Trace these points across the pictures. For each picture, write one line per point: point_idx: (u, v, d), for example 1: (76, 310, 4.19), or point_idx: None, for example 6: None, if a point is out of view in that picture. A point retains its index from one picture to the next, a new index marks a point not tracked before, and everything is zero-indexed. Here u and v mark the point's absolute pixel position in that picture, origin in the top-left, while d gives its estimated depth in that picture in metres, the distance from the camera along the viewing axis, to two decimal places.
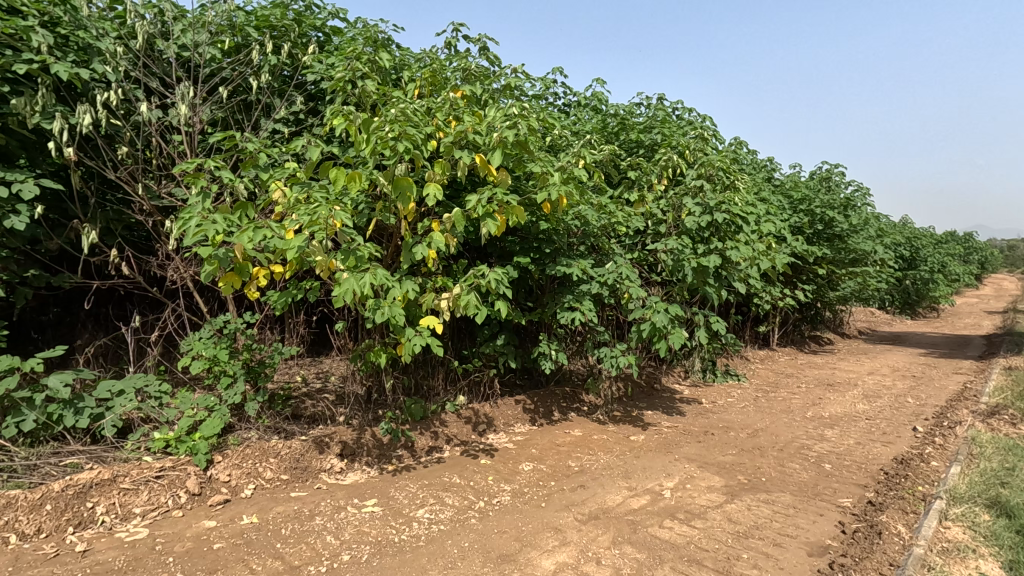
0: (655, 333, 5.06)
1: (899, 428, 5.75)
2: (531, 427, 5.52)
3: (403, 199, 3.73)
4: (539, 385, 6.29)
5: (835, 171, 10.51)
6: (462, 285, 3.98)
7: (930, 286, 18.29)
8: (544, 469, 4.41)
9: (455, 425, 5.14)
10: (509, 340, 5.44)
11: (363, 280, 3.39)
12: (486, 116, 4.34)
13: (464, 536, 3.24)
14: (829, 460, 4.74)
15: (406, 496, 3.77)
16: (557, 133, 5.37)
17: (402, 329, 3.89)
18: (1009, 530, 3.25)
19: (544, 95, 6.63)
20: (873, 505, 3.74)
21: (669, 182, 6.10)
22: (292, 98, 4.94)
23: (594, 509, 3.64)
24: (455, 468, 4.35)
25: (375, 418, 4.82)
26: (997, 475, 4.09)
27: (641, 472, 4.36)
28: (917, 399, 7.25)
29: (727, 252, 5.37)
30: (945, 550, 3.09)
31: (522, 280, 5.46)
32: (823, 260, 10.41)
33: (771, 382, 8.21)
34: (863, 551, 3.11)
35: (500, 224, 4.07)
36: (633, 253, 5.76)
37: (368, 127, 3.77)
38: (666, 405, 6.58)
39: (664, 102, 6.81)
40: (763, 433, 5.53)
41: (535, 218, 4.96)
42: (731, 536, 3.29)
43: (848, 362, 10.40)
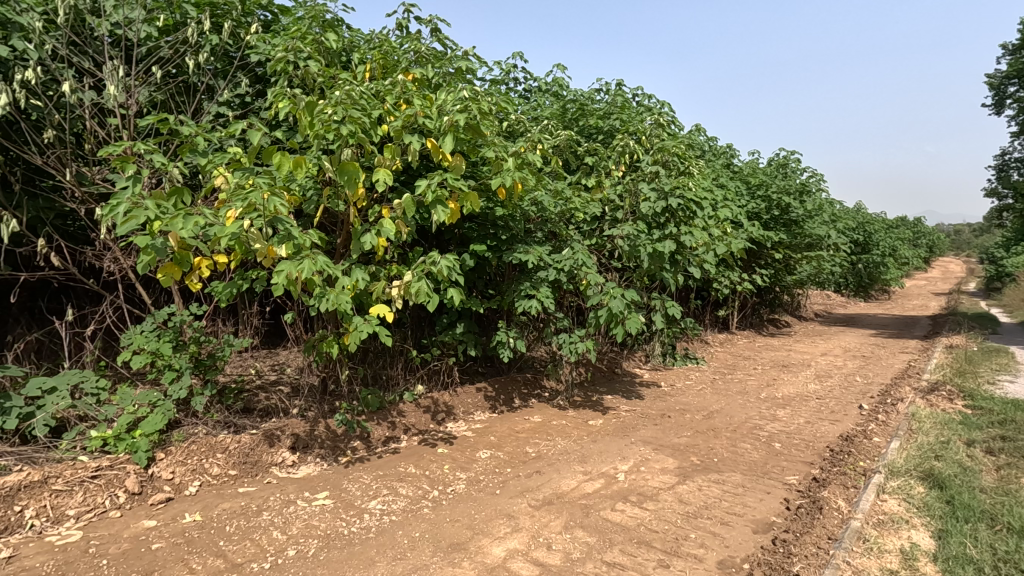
0: (613, 318, 5.07)
1: (846, 407, 5.98)
2: (491, 414, 5.50)
3: (350, 183, 3.59)
4: (500, 373, 6.30)
5: (791, 157, 10.78)
6: (413, 272, 3.88)
7: (882, 268, 19.05)
8: (501, 456, 4.41)
9: (414, 414, 5.09)
10: (468, 327, 5.41)
11: (302, 266, 3.24)
12: (437, 99, 4.25)
13: (415, 526, 3.21)
14: (779, 440, 4.88)
15: (359, 488, 3.71)
16: (514, 118, 5.32)
17: (351, 317, 3.78)
18: (940, 500, 3.41)
19: (503, 80, 6.58)
20: (816, 481, 3.87)
21: (627, 168, 6.12)
22: (237, 80, 4.74)
23: (548, 495, 3.66)
24: (411, 458, 4.31)
25: (331, 409, 4.75)
26: (934, 448, 4.27)
27: (597, 456, 4.40)
28: (865, 377, 7.56)
29: (681, 237, 5.45)
30: (880, 522, 3.21)
31: (480, 269, 5.41)
32: (780, 245, 10.68)
33: (729, 365, 8.42)
34: (804, 526, 3.20)
35: (452, 211, 4.01)
36: (592, 239, 5.76)
37: (312, 110, 3.63)
38: (626, 390, 6.67)
39: (622, 88, 6.82)
40: (718, 415, 5.66)
41: (490, 204, 4.91)
42: (681, 516, 3.35)
43: (803, 344, 10.75)
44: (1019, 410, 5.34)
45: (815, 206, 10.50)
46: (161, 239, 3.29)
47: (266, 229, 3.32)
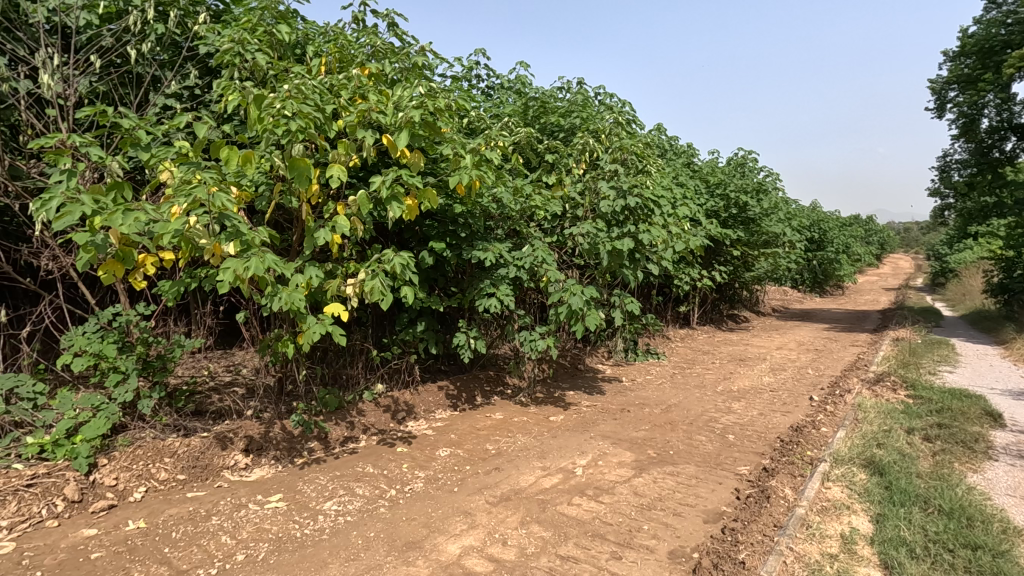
0: (572, 315, 5.11)
1: (797, 398, 6.20)
2: (453, 412, 5.48)
3: (301, 180, 3.51)
4: (462, 370, 6.29)
5: (748, 157, 11.08)
6: (367, 270, 3.82)
7: (835, 265, 19.79)
8: (461, 453, 4.40)
9: (373, 414, 5.03)
10: (430, 325, 5.37)
11: (249, 264, 3.16)
12: (394, 95, 4.20)
13: (370, 526, 3.18)
14: (733, 431, 5.02)
15: (314, 489, 3.65)
16: (474, 115, 5.31)
17: (304, 317, 3.69)
18: (880, 486, 3.57)
19: (465, 77, 6.56)
20: (766, 471, 4.00)
21: (588, 166, 6.17)
22: (185, 71, 4.58)
23: (506, 491, 3.67)
24: (369, 458, 4.26)
25: (288, 410, 4.65)
26: (876, 437, 4.46)
27: (557, 451, 4.44)
28: (817, 370, 7.84)
29: (639, 235, 5.53)
30: (823, 508, 3.33)
31: (440, 267, 5.38)
32: (738, 243, 10.96)
33: (688, 359, 8.62)
34: (752, 515, 3.30)
35: (408, 207, 3.97)
36: (552, 237, 5.80)
37: (261, 103, 3.53)
38: (588, 385, 6.75)
39: (584, 87, 6.86)
40: (676, 408, 5.79)
41: (449, 201, 4.89)
42: (635, 509, 3.41)
43: (760, 338, 11.08)
44: (955, 399, 5.64)
45: (772, 204, 10.79)
46: (101, 235, 3.16)
47: (212, 226, 3.21)
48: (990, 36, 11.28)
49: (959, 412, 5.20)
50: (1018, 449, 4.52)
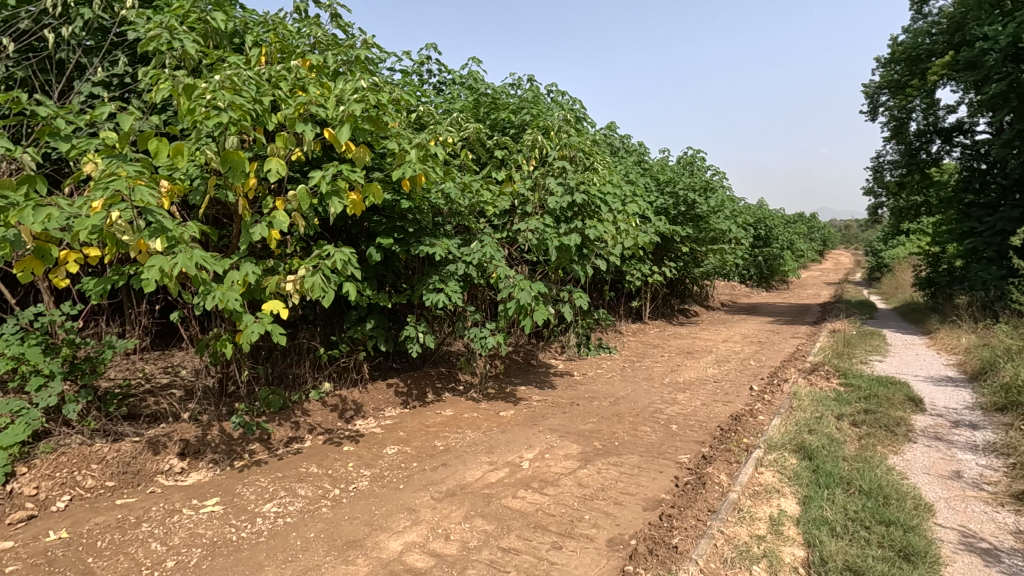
0: (521, 310, 5.14)
1: (738, 388, 6.46)
2: (403, 409, 5.43)
3: (236, 174, 3.39)
4: (414, 368, 6.25)
5: (696, 156, 11.43)
6: (307, 266, 3.73)
7: (779, 261, 20.64)
8: (409, 451, 4.37)
9: (320, 413, 4.94)
10: (379, 322, 5.28)
11: (177, 260, 3.04)
12: (335, 88, 4.11)
13: (310, 527, 3.13)
14: (676, 422, 5.19)
15: (254, 492, 3.56)
16: (422, 109, 5.26)
17: (241, 315, 3.58)
18: (808, 470, 3.76)
19: (416, 71, 6.50)
20: (704, 458, 4.15)
21: (538, 163, 6.20)
22: (114, 58, 4.37)
23: (452, 486, 3.68)
24: (314, 458, 4.18)
25: (229, 411, 4.51)
26: (808, 423, 4.69)
27: (504, 446, 4.47)
28: (759, 361, 8.18)
29: (586, 231, 5.62)
30: (755, 492, 3.49)
31: (388, 263, 5.31)
32: (687, 240, 11.29)
33: (639, 353, 8.83)
34: (688, 501, 3.42)
35: (351, 203, 3.89)
36: (502, 233, 5.81)
37: (191, 93, 3.40)
38: (540, 380, 6.83)
39: (534, 83, 6.89)
40: (624, 401, 5.92)
41: (396, 197, 4.84)
42: (578, 499, 3.49)
43: (708, 332, 11.45)
44: (881, 386, 6.00)
45: (718, 202, 11.14)
46: (15, 231, 2.98)
47: (136, 221, 3.07)
48: (916, 45, 11.99)
49: (884, 398, 5.54)
50: (935, 431, 4.85)
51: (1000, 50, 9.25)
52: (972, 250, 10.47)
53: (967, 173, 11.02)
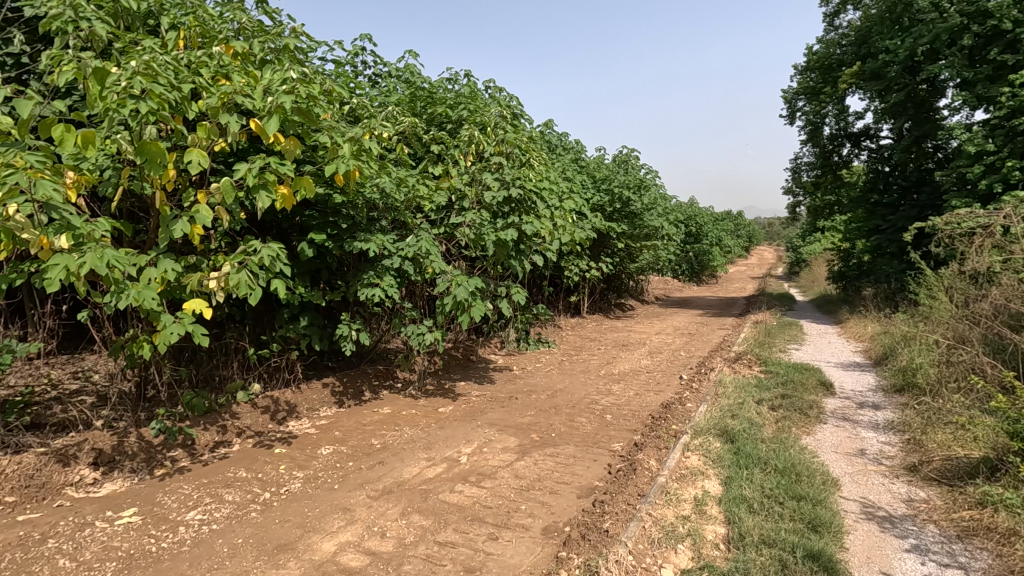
0: (459, 306, 5.13)
1: (669, 378, 6.76)
2: (338, 409, 5.31)
3: (153, 166, 3.18)
4: (350, 366, 6.11)
5: (630, 154, 11.78)
6: (232, 263, 3.57)
7: (709, 256, 21.66)
8: (344, 450, 4.29)
9: (249, 415, 4.74)
10: (312, 320, 5.12)
11: (87, 258, 2.83)
12: (263, 77, 3.94)
13: (238, 532, 3.02)
14: (610, 412, 5.37)
15: (176, 500, 3.38)
16: (355, 102, 5.13)
17: (158, 314, 3.39)
18: (729, 452, 3.99)
19: (350, 62, 6.34)
20: (636, 446, 4.32)
21: (475, 158, 6.19)
22: (8, 35, 4.00)
23: (389, 484, 3.65)
24: (243, 462, 4.02)
25: (148, 417, 4.26)
26: (731, 409, 4.97)
27: (443, 441, 4.47)
28: (688, 352, 8.57)
29: (522, 226, 5.69)
30: (681, 476, 3.68)
31: (321, 259, 5.16)
32: (622, 235, 11.63)
33: (577, 346, 9.03)
34: (620, 486, 3.56)
35: (280, 197, 3.75)
36: (438, 228, 5.77)
37: (102, 78, 3.16)
38: (479, 375, 6.86)
39: (472, 78, 6.88)
40: (561, 393, 6.05)
41: (329, 191, 4.70)
42: (515, 491, 3.55)
43: (642, 325, 11.88)
44: (796, 372, 6.45)
45: (652, 200, 11.52)
46: None
47: (38, 215, 2.84)
48: (829, 55, 12.86)
49: (799, 383, 5.96)
50: (842, 412, 5.27)
51: (899, 62, 10.08)
52: (877, 246, 11.39)
53: (872, 175, 11.96)
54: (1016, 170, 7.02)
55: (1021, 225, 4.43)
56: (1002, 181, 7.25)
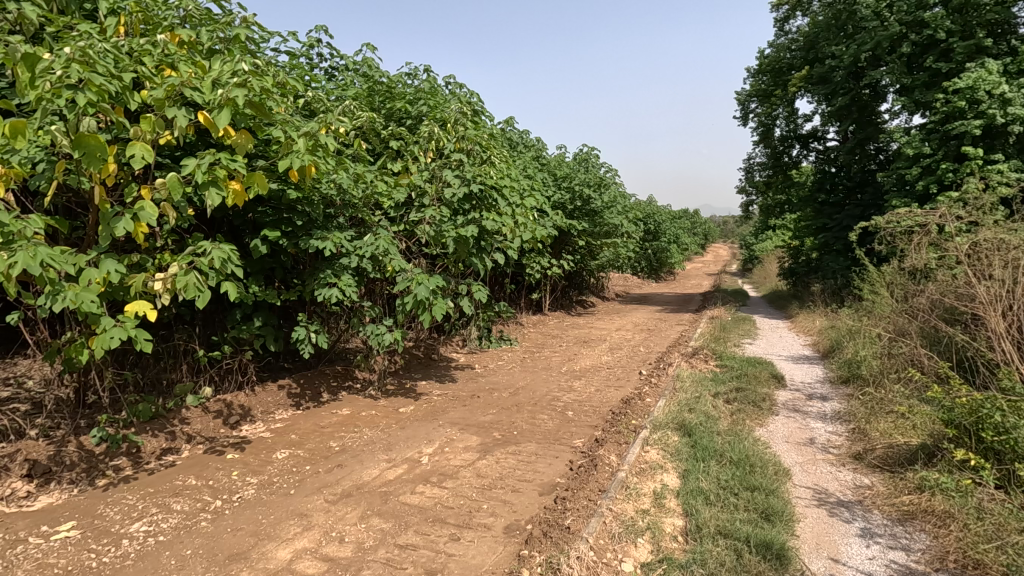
0: (419, 304, 5.05)
1: (629, 374, 6.87)
2: (295, 411, 5.16)
3: (92, 160, 3.00)
4: (307, 367, 5.95)
5: (591, 153, 11.90)
6: (179, 262, 3.41)
7: (667, 254, 22.14)
8: (301, 454, 4.17)
9: (200, 420, 4.55)
10: (267, 320, 4.95)
11: (18, 258, 2.65)
12: (211, 68, 3.77)
13: (187, 543, 2.89)
14: (572, 408, 5.41)
15: (120, 511, 3.21)
16: (311, 95, 4.98)
17: (98, 318, 3.20)
18: (687, 445, 4.08)
19: (305, 55, 6.16)
20: (597, 442, 4.37)
21: (435, 154, 6.11)
22: None
23: (347, 487, 3.56)
24: (193, 469, 3.86)
25: (88, 424, 4.04)
26: (688, 403, 5.08)
27: (403, 442, 4.41)
28: (648, 347, 8.73)
29: (484, 223, 5.65)
30: (641, 470, 3.74)
31: (275, 258, 5.00)
32: (583, 233, 11.74)
33: (539, 344, 9.07)
34: (581, 482, 3.59)
35: (231, 194, 3.60)
36: (398, 225, 5.67)
37: (33, 65, 2.96)
38: (440, 374, 6.80)
39: (431, 74, 6.78)
40: (523, 391, 6.06)
41: (283, 186, 4.54)
42: (477, 490, 3.53)
43: (603, 321, 12.03)
44: (750, 366, 6.66)
45: (612, 198, 11.67)
46: None
47: None
48: (779, 58, 13.31)
49: (753, 377, 6.15)
50: (793, 404, 5.47)
51: (844, 68, 10.52)
52: (824, 243, 11.88)
53: (820, 175, 12.45)
54: (949, 172, 7.43)
55: (955, 224, 4.68)
56: (937, 182, 7.67)
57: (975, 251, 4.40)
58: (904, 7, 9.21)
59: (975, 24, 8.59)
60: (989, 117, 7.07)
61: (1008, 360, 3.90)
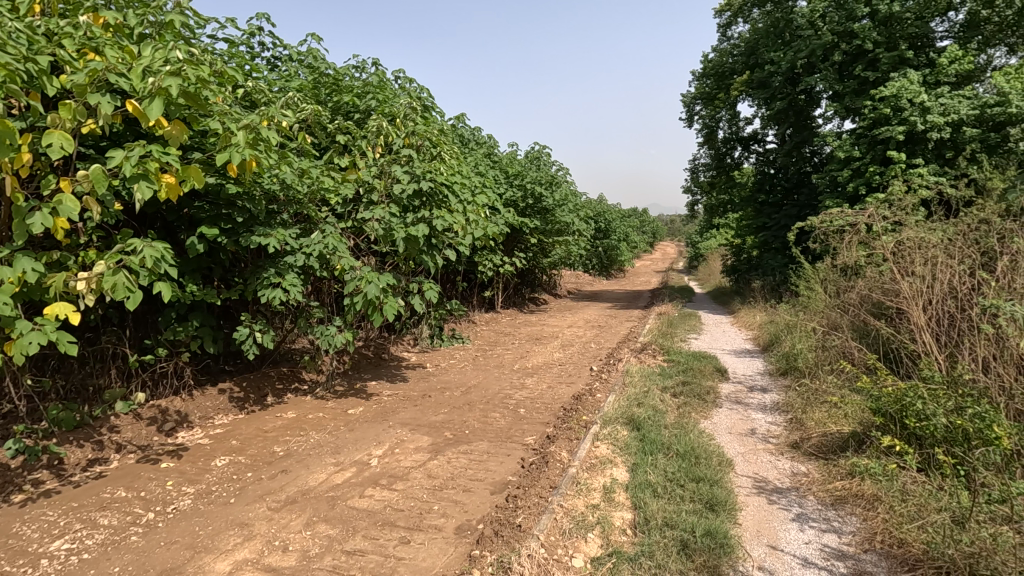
0: (368, 304, 4.93)
1: (580, 370, 6.95)
2: (237, 416, 4.94)
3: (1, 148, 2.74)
4: (249, 369, 5.71)
5: (542, 151, 11.97)
6: (105, 261, 3.17)
7: (617, 251, 22.58)
8: (242, 460, 3.99)
9: (131, 428, 4.29)
10: (205, 321, 4.71)
11: None
12: (140, 54, 3.53)
13: (115, 560, 2.71)
14: (524, 405, 5.43)
15: (39, 529, 2.98)
16: (251, 85, 4.76)
17: (11, 320, 2.95)
18: (636, 439, 4.16)
19: (245, 43, 5.88)
20: (548, 438, 4.40)
21: (384, 150, 5.98)
22: None
23: (292, 493, 3.44)
24: (123, 480, 3.63)
25: (3, 436, 3.73)
26: (637, 397, 5.19)
27: (352, 445, 4.30)
28: (598, 344, 8.88)
29: (434, 221, 5.58)
30: (591, 465, 3.79)
31: (214, 256, 4.76)
32: (535, 231, 11.80)
33: (491, 341, 9.06)
34: (533, 480, 3.60)
35: (165, 188, 3.40)
36: (345, 223, 5.51)
37: None
38: (391, 373, 6.68)
39: (380, 67, 6.62)
40: (475, 389, 6.03)
41: (221, 181, 4.32)
42: (428, 491, 3.48)
43: (555, 318, 12.14)
44: (695, 360, 6.87)
45: (563, 196, 11.76)
46: None
47: None
48: (722, 63, 13.76)
49: (698, 370, 6.35)
50: (736, 396, 5.69)
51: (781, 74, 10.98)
52: (764, 242, 12.40)
53: (760, 176, 13.00)
54: (876, 175, 7.91)
55: (881, 224, 4.97)
56: (866, 184, 8.15)
57: (900, 250, 4.69)
58: (835, 18, 9.70)
59: (898, 37, 9.16)
60: (911, 123, 7.55)
61: (928, 351, 4.16)
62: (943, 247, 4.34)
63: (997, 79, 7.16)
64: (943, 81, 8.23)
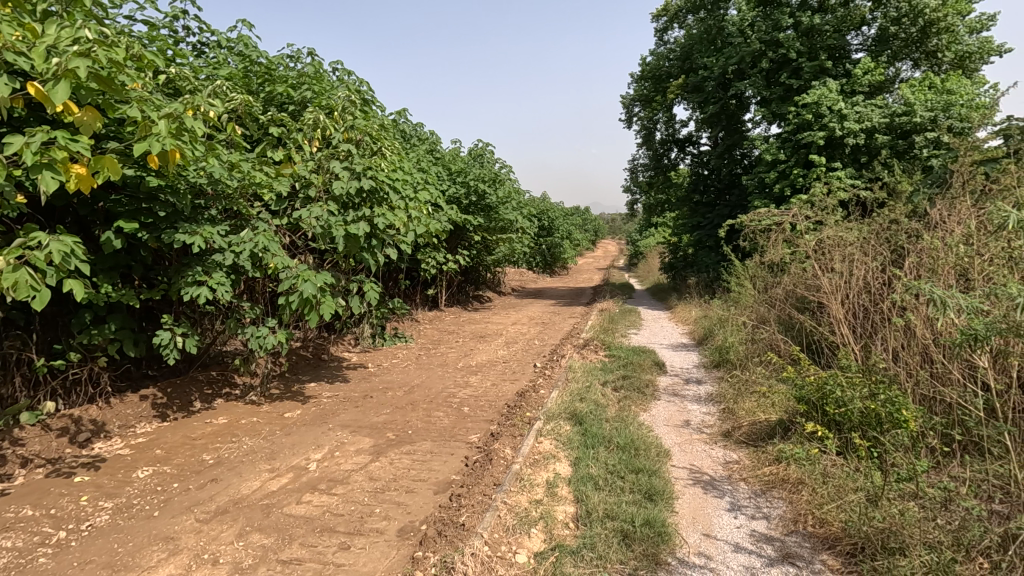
0: (305, 303, 4.76)
1: (524, 367, 7.00)
2: (161, 423, 4.64)
3: None
4: (175, 373, 5.38)
5: (485, 149, 11.94)
6: (4, 257, 2.88)
7: (560, 249, 22.89)
8: (167, 470, 3.75)
9: (39, 440, 3.94)
10: (124, 323, 4.39)
11: None
12: (44, 32, 3.22)
13: None
14: (468, 404, 5.40)
15: None
16: (173, 71, 4.45)
17: None
18: (578, 434, 4.23)
19: (167, 26, 5.51)
20: (492, 436, 4.40)
21: (321, 144, 5.76)
22: None
23: (223, 503, 3.26)
24: (30, 497, 3.33)
25: None
26: (580, 392, 5.27)
27: (288, 450, 4.13)
28: (542, 340, 8.97)
29: (375, 219, 5.44)
30: (534, 461, 3.81)
31: (132, 253, 4.44)
32: (478, 228, 11.76)
33: (435, 340, 8.97)
34: (476, 478, 3.58)
35: (75, 179, 3.14)
36: (280, 219, 5.28)
37: None
38: (331, 374, 6.48)
39: (316, 57, 6.37)
40: (418, 389, 5.95)
41: (141, 173, 4.04)
42: (369, 494, 3.39)
43: (499, 316, 12.18)
44: (635, 355, 7.06)
45: (507, 194, 11.78)
46: None
47: None
48: (658, 66, 14.17)
49: (637, 365, 6.54)
50: (673, 389, 5.89)
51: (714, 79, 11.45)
52: (699, 240, 12.92)
53: (695, 177, 13.52)
54: (800, 177, 8.40)
55: (804, 223, 5.28)
56: (790, 186, 8.64)
57: (821, 247, 5.00)
58: (763, 27, 10.20)
59: (818, 47, 9.74)
60: (829, 129, 8.05)
61: (845, 342, 4.45)
62: (858, 246, 4.66)
63: (904, 90, 7.75)
64: (857, 90, 8.84)
